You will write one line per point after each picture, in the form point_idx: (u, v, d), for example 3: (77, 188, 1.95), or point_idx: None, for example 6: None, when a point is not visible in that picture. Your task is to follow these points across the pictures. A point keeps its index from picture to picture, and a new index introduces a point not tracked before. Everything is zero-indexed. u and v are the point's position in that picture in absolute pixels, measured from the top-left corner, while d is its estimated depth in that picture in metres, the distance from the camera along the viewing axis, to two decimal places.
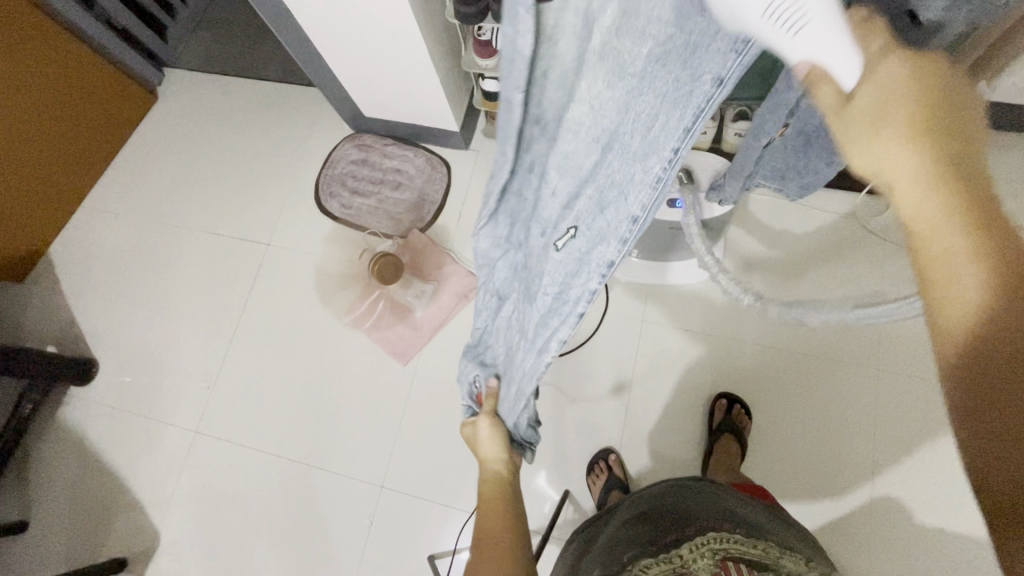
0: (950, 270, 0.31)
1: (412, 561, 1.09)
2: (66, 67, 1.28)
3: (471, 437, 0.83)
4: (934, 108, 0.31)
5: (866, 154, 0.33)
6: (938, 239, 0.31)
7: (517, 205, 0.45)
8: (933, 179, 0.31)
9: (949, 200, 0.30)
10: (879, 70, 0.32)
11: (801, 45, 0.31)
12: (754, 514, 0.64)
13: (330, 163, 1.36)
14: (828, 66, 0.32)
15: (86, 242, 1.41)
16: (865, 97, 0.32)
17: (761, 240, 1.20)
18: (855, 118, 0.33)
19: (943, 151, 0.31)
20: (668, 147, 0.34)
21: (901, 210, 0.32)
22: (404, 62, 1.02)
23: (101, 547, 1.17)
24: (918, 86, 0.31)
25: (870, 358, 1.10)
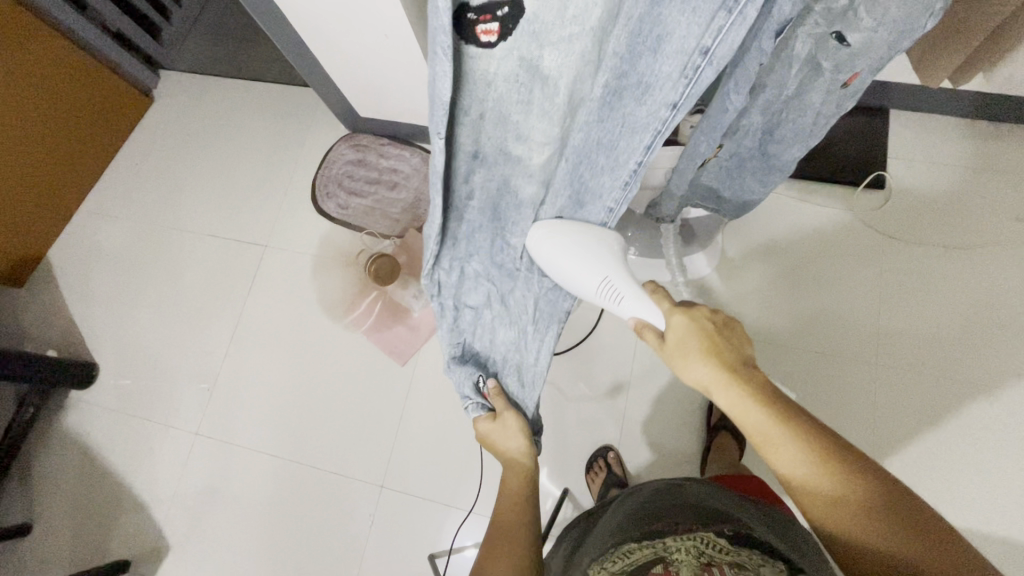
0: (776, 446, 0.49)
1: (413, 560, 1.10)
2: (64, 71, 1.28)
3: (489, 430, 0.78)
4: (713, 340, 0.54)
5: (690, 371, 0.54)
6: (757, 421, 0.50)
7: (470, 221, 0.57)
8: (727, 386, 0.52)
9: (747, 389, 0.51)
10: (673, 320, 0.56)
11: (626, 309, 0.60)
12: (758, 521, 0.59)
13: (325, 164, 1.33)
14: (644, 318, 0.58)
15: (84, 245, 1.41)
16: (673, 330, 0.55)
17: (764, 234, 1.20)
18: (676, 346, 0.55)
19: (724, 364, 0.52)
20: (634, 161, 0.51)
21: (726, 405, 0.52)
22: (399, 61, 1.01)
23: (104, 548, 1.18)
24: (698, 324, 0.55)
25: (868, 348, 1.12)
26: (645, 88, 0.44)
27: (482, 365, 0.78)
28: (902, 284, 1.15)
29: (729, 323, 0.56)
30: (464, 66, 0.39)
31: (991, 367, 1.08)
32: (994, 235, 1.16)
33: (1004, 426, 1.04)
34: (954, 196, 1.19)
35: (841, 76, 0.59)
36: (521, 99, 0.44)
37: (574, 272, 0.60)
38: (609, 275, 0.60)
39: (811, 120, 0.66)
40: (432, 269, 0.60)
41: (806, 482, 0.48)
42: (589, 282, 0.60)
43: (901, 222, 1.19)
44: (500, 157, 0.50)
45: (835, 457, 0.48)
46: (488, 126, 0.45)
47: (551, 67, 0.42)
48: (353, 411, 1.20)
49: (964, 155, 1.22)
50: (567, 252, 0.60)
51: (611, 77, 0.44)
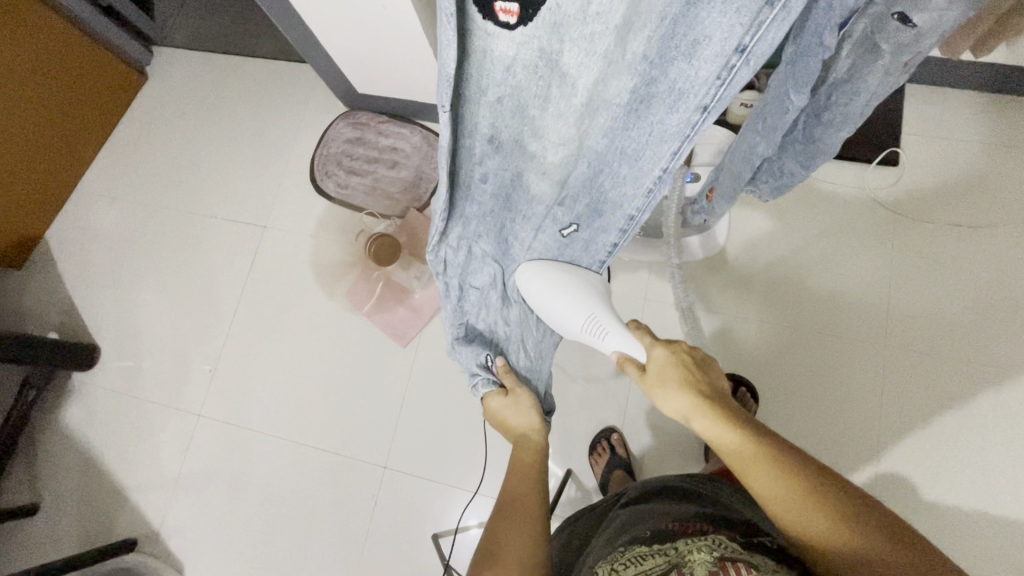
0: (749, 468, 0.51)
1: (417, 539, 1.10)
2: (58, 50, 1.25)
3: (500, 405, 0.75)
4: (689, 372, 0.60)
5: (668, 399, 0.59)
6: (727, 443, 0.54)
7: (479, 205, 0.56)
8: (699, 412, 0.57)
9: (719, 411, 0.56)
10: (654, 353, 0.63)
11: (611, 343, 0.68)
12: (765, 520, 0.56)
13: (323, 143, 1.31)
14: (625, 351, 0.66)
15: (82, 226, 1.40)
16: (654, 363, 0.62)
17: (772, 213, 1.18)
18: (657, 377, 0.61)
19: (697, 392, 0.58)
20: (661, 167, 0.52)
21: (701, 429, 0.56)
22: (397, 35, 0.98)
23: (110, 530, 1.18)
24: (680, 358, 0.61)
25: (878, 331, 1.10)
26: (678, 95, 0.44)
27: (490, 341, 0.74)
28: (914, 266, 1.12)
29: (708, 360, 0.63)
30: (475, 42, 0.38)
31: (1002, 352, 1.06)
32: (1009, 215, 1.13)
33: (1012, 407, 1.03)
34: (968, 173, 1.16)
35: (903, 57, 0.53)
36: (539, 91, 0.44)
37: (566, 309, 0.68)
38: (595, 312, 0.68)
39: (863, 105, 0.59)
40: (437, 245, 0.59)
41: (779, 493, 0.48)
42: (576, 318, 0.68)
43: (914, 201, 1.16)
44: (517, 148, 0.50)
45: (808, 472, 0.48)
46: (505, 112, 0.45)
47: (572, 66, 0.42)
48: (355, 392, 1.20)
49: (980, 131, 1.18)
50: (555, 288, 0.68)
51: (639, 82, 0.45)
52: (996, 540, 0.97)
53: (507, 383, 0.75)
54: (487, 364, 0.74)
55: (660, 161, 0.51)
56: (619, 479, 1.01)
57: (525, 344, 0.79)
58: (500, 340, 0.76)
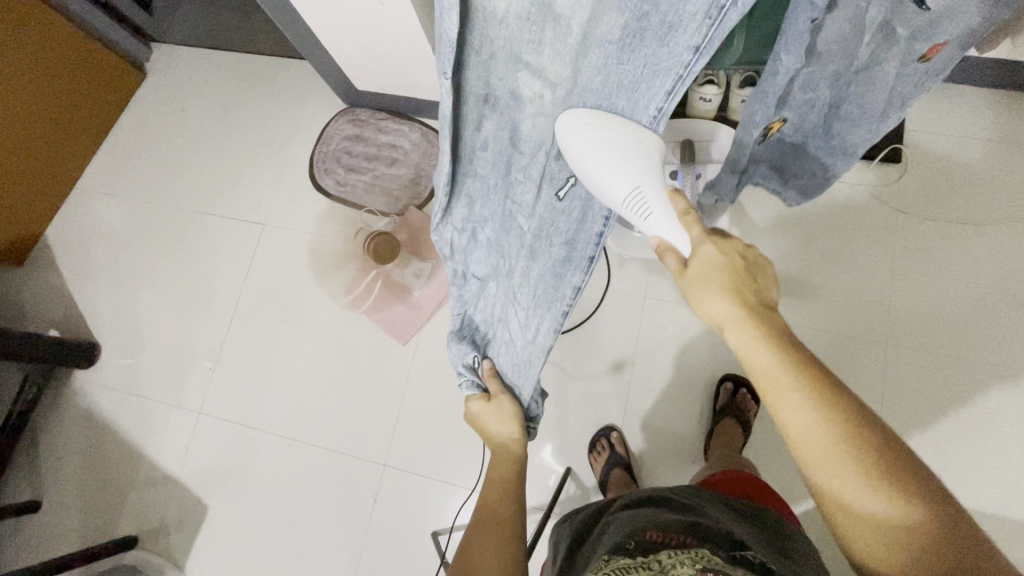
0: (781, 396, 0.47)
1: (416, 536, 1.10)
2: (58, 47, 1.24)
3: (482, 411, 0.80)
4: (736, 277, 0.52)
5: (704, 304, 0.52)
6: (763, 361, 0.48)
7: (482, 178, 0.56)
8: (742, 324, 0.50)
9: (760, 327, 0.49)
10: (701, 250, 0.53)
11: (653, 226, 0.54)
12: (746, 534, 0.56)
13: (322, 139, 1.31)
14: (667, 240, 0.55)
15: (82, 223, 1.40)
16: (695, 263, 0.53)
17: (772, 209, 1.17)
18: (694, 277, 0.53)
19: (742, 301, 0.51)
20: (655, 105, 0.44)
21: (735, 340, 0.50)
22: (396, 31, 0.97)
23: (111, 527, 1.19)
24: (728, 261, 0.52)
25: (880, 327, 1.09)
26: (667, 29, 0.38)
27: (479, 343, 0.78)
28: (917, 260, 1.12)
29: (762, 264, 0.54)
30: (474, 4, 0.38)
31: (1008, 350, 1.05)
32: (1015, 212, 1.12)
33: (1015, 406, 1.02)
34: (971, 169, 1.15)
35: (918, 47, 0.58)
36: (532, 38, 0.41)
37: (609, 177, 0.50)
38: (642, 184, 0.51)
39: (882, 95, 0.63)
40: (440, 224, 0.61)
41: (804, 428, 0.45)
42: (617, 191, 0.51)
43: (917, 197, 1.15)
44: (515, 103, 0.47)
45: (845, 412, 0.45)
46: (500, 66, 0.43)
47: (564, 5, 0.39)
48: (355, 390, 1.20)
49: (985, 127, 1.17)
50: (600, 148, 0.46)
51: (631, 18, 0.38)
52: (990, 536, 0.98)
53: (490, 389, 0.80)
54: (474, 366, 0.79)
55: (653, 99, 0.43)
56: (618, 477, 1.01)
57: (513, 343, 0.73)
58: (487, 341, 0.79)
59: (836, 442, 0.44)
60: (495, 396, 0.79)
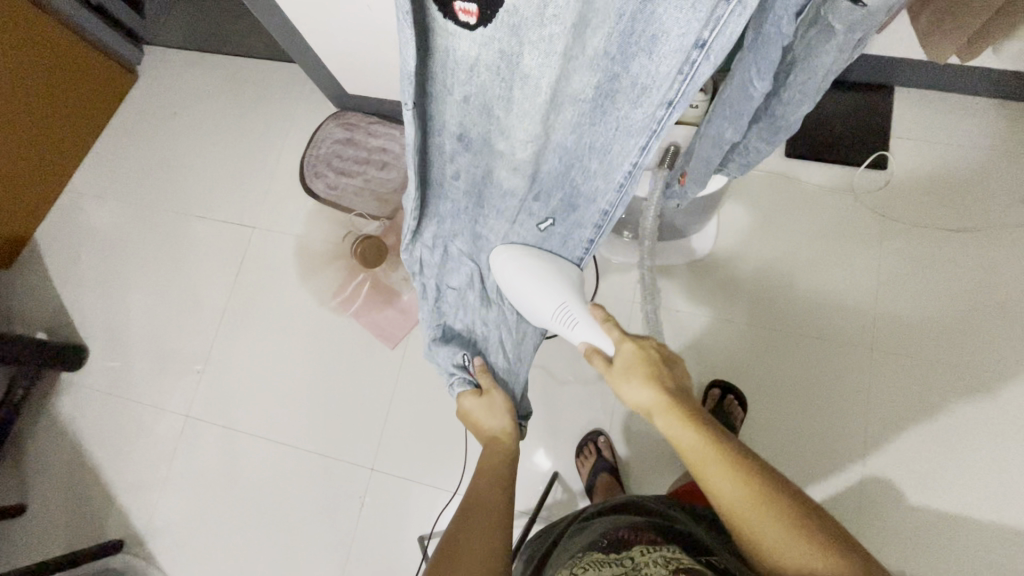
0: (706, 470, 0.52)
1: (404, 541, 1.10)
2: (49, 51, 1.25)
3: (473, 407, 0.74)
4: (654, 368, 0.60)
5: (633, 392, 0.60)
6: (683, 440, 0.55)
7: (453, 203, 0.57)
8: (663, 408, 0.57)
9: (680, 409, 0.56)
10: (622, 347, 0.63)
11: (580, 333, 0.68)
12: (709, 534, 0.58)
13: (313, 143, 1.30)
14: (593, 344, 0.67)
15: (71, 226, 1.39)
16: (622, 356, 0.62)
17: (760, 216, 1.18)
18: (623, 370, 0.62)
19: (660, 388, 0.58)
20: (630, 162, 0.56)
21: (661, 423, 0.57)
22: (384, 35, 0.97)
23: (98, 530, 1.18)
24: (649, 354, 0.61)
25: (865, 334, 1.10)
26: (640, 90, 0.47)
27: (467, 341, 0.74)
28: (901, 268, 1.13)
29: (674, 359, 0.63)
30: (438, 45, 0.38)
31: (994, 356, 1.06)
32: (999, 218, 1.13)
33: (997, 412, 1.03)
34: (957, 176, 1.16)
35: (856, 34, 0.48)
36: (503, 92, 0.44)
37: (536, 298, 0.68)
38: (566, 302, 0.68)
39: (820, 80, 0.54)
40: (412, 244, 0.59)
41: (733, 498, 0.50)
42: (547, 307, 0.68)
43: (904, 203, 1.16)
44: (486, 146, 0.50)
45: (759, 476, 0.50)
46: (472, 112, 0.45)
47: (531, 66, 0.42)
48: (343, 394, 1.20)
49: (971, 134, 1.18)
50: (528, 283, 0.67)
51: (603, 79, 0.46)
52: (973, 541, 0.98)
53: (483, 384, 0.74)
54: (464, 364, 0.73)
55: (629, 155, 0.55)
56: (604, 482, 1.02)
57: (505, 345, 0.77)
58: (477, 339, 0.75)
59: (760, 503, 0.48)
60: (490, 391, 0.74)
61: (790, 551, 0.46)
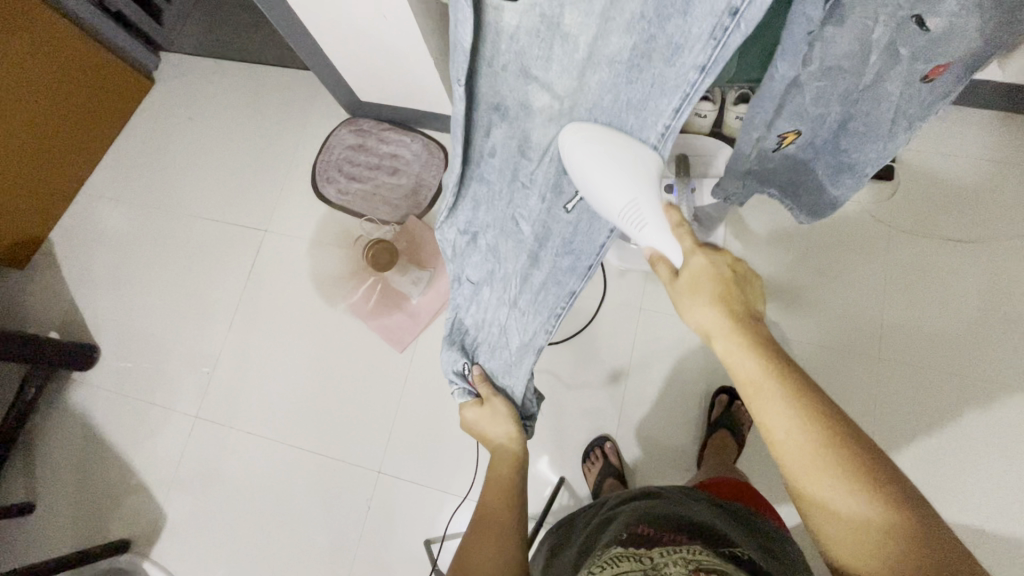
0: (764, 402, 0.49)
1: (410, 544, 1.10)
2: (66, 55, 1.27)
3: (477, 416, 0.79)
4: (725, 287, 0.55)
5: (695, 310, 0.56)
6: (744, 367, 0.52)
7: (488, 185, 0.58)
8: (727, 329, 0.53)
9: (745, 334, 0.53)
10: (691, 260, 0.56)
11: (647, 236, 0.56)
12: (731, 531, 0.58)
13: (325, 149, 1.33)
14: (660, 250, 0.57)
15: (85, 227, 1.41)
16: (687, 273, 0.56)
17: (767, 224, 1.19)
18: (685, 286, 0.56)
19: (729, 311, 0.54)
20: (662, 123, 0.47)
21: (722, 346, 0.54)
22: (399, 44, 0.99)
23: (105, 529, 1.19)
24: (717, 271, 0.56)
25: (872, 338, 1.11)
26: (674, 51, 0.42)
27: (467, 351, 0.79)
28: (910, 275, 1.13)
29: (748, 278, 0.57)
30: (487, 16, 0.41)
31: (1000, 367, 1.06)
32: (1004, 229, 1.14)
33: (1005, 424, 1.03)
34: (965, 188, 1.17)
35: (924, 67, 0.58)
36: (541, 54, 0.45)
37: (608, 189, 0.52)
38: (639, 197, 0.53)
39: (889, 113, 0.64)
40: (444, 222, 0.62)
41: (787, 433, 0.48)
42: (614, 201, 0.53)
43: (908, 213, 1.17)
44: (523, 114, 0.50)
45: (823, 416, 0.47)
46: (512, 76, 0.46)
47: (572, 24, 0.43)
48: (351, 397, 1.20)
49: (978, 146, 1.19)
50: (599, 164, 0.50)
51: (638, 40, 0.43)
52: (981, 553, 0.98)
53: (483, 393, 0.79)
54: (464, 373, 0.79)
55: (661, 117, 0.47)
56: (611, 487, 1.02)
57: (507, 348, 0.75)
58: (476, 348, 0.79)
59: (816, 447, 0.46)
60: (489, 397, 0.79)
61: (834, 500, 0.46)
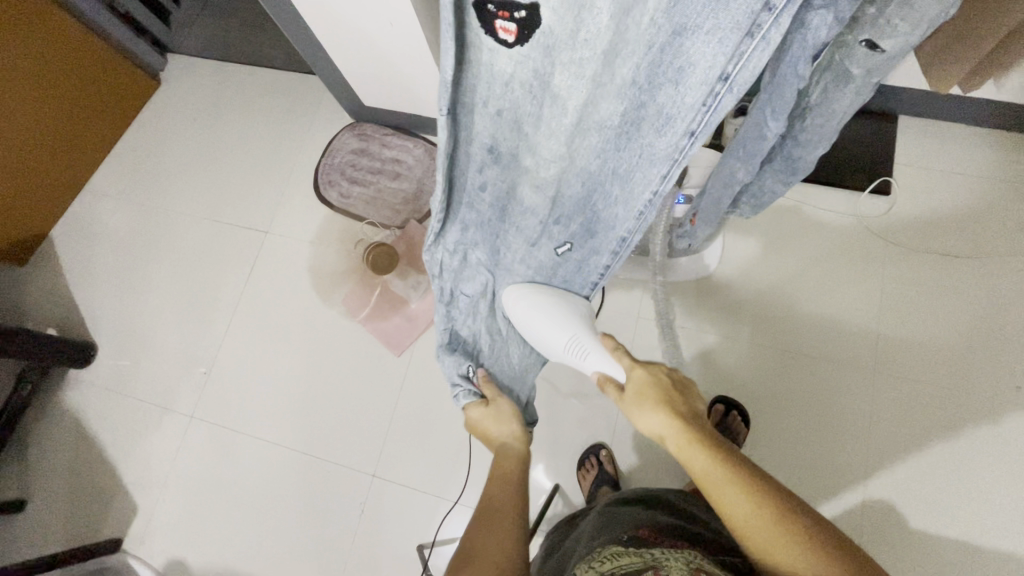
0: (725, 496, 0.51)
1: (402, 549, 1.10)
2: (71, 54, 1.28)
3: (480, 417, 0.72)
4: (666, 394, 0.60)
5: (643, 419, 0.60)
6: (699, 466, 0.54)
7: (477, 213, 0.59)
8: (675, 432, 0.57)
9: (692, 432, 0.56)
10: (633, 374, 0.64)
11: (591, 363, 0.70)
12: (730, 543, 0.58)
13: (328, 152, 1.34)
14: (607, 372, 0.68)
15: (87, 225, 1.42)
16: (634, 384, 0.63)
17: (764, 235, 1.20)
18: (633, 396, 0.62)
19: (673, 413, 0.58)
20: (649, 192, 0.54)
21: (676, 449, 0.57)
22: (404, 51, 1.01)
23: (96, 529, 1.18)
24: (658, 381, 0.62)
25: (869, 353, 1.11)
26: (665, 120, 0.46)
27: (471, 354, 0.75)
28: (906, 292, 1.14)
29: (685, 384, 0.64)
30: (478, 56, 0.41)
31: (1000, 383, 1.06)
32: (1000, 246, 1.15)
33: (1001, 441, 1.03)
34: (961, 205, 1.18)
35: (873, 79, 0.54)
36: (533, 109, 0.47)
37: (549, 330, 0.71)
38: (576, 335, 0.70)
39: (836, 124, 0.60)
40: (434, 244, 0.61)
41: (751, 521, 0.49)
42: (559, 339, 0.70)
43: (906, 227, 1.18)
44: (513, 161, 0.54)
45: (775, 496, 0.49)
46: (503, 125, 0.48)
47: (563, 87, 0.45)
48: (347, 400, 1.20)
49: (974, 163, 1.20)
50: (541, 314, 0.71)
51: (629, 105, 0.47)
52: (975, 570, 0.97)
53: (487, 394, 0.73)
54: (469, 375, 0.74)
55: (650, 184, 0.53)
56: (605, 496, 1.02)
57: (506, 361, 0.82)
58: (479, 353, 0.76)
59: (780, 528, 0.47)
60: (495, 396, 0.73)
61: None
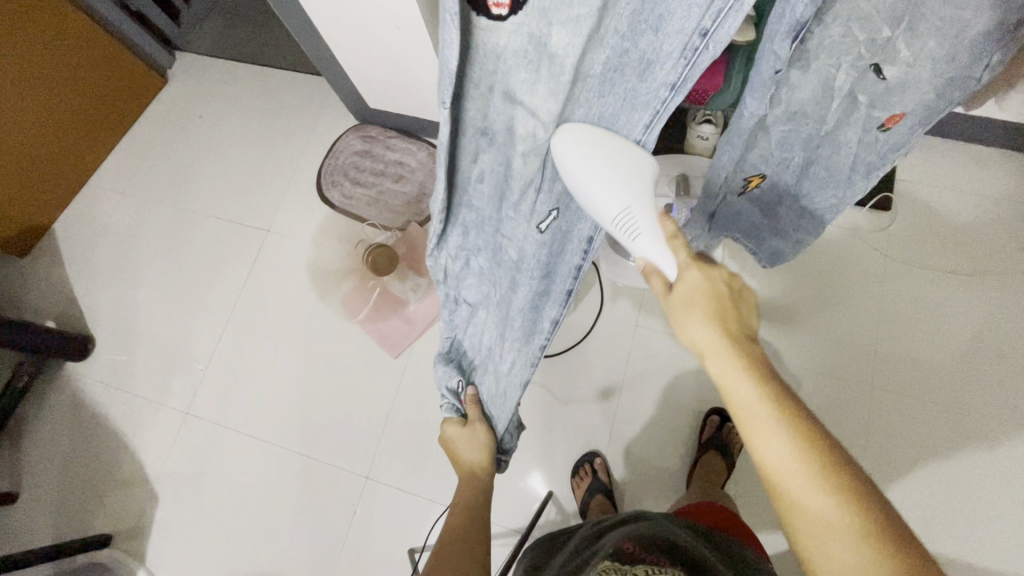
0: (762, 432, 0.45)
1: (393, 552, 1.09)
2: (78, 48, 1.29)
3: (456, 435, 0.82)
4: (721, 304, 0.51)
5: (689, 327, 0.51)
6: (742, 395, 0.46)
7: (478, 210, 0.53)
8: (723, 352, 0.48)
9: (742, 355, 0.48)
10: (687, 274, 0.52)
11: (641, 246, 0.54)
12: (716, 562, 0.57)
13: (332, 152, 1.35)
14: (654, 262, 0.54)
15: (89, 219, 1.42)
16: (683, 288, 0.52)
17: None
18: (679, 300, 0.52)
19: (726, 329, 0.49)
20: (636, 134, 0.49)
21: (715, 370, 0.49)
22: (411, 54, 1.01)
23: (88, 523, 1.18)
24: (715, 292, 0.51)
25: (870, 369, 1.11)
26: (647, 66, 0.43)
27: (465, 370, 0.77)
28: (907, 309, 1.14)
29: (745, 291, 0.53)
30: (475, 38, 0.37)
31: (1002, 405, 1.06)
32: (1000, 264, 1.15)
33: (1001, 463, 1.02)
34: (962, 223, 1.18)
35: (881, 115, 0.62)
36: (527, 76, 0.41)
37: (600, 196, 0.51)
38: (632, 205, 0.52)
39: (849, 160, 0.68)
40: (436, 249, 0.56)
41: (785, 463, 0.43)
42: (610, 209, 0.52)
43: (907, 244, 1.18)
44: (507, 137, 0.46)
45: (820, 443, 0.43)
46: (496, 102, 0.42)
47: (560, 45, 0.39)
48: (342, 401, 1.20)
49: (975, 181, 1.21)
50: (593, 166, 0.48)
51: (612, 54, 0.42)
52: None
53: (469, 414, 0.81)
54: (457, 391, 0.78)
55: (632, 130, 0.49)
56: (599, 504, 1.02)
57: (501, 372, 0.76)
58: (472, 367, 0.77)
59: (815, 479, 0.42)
60: (476, 423, 0.81)
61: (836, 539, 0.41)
